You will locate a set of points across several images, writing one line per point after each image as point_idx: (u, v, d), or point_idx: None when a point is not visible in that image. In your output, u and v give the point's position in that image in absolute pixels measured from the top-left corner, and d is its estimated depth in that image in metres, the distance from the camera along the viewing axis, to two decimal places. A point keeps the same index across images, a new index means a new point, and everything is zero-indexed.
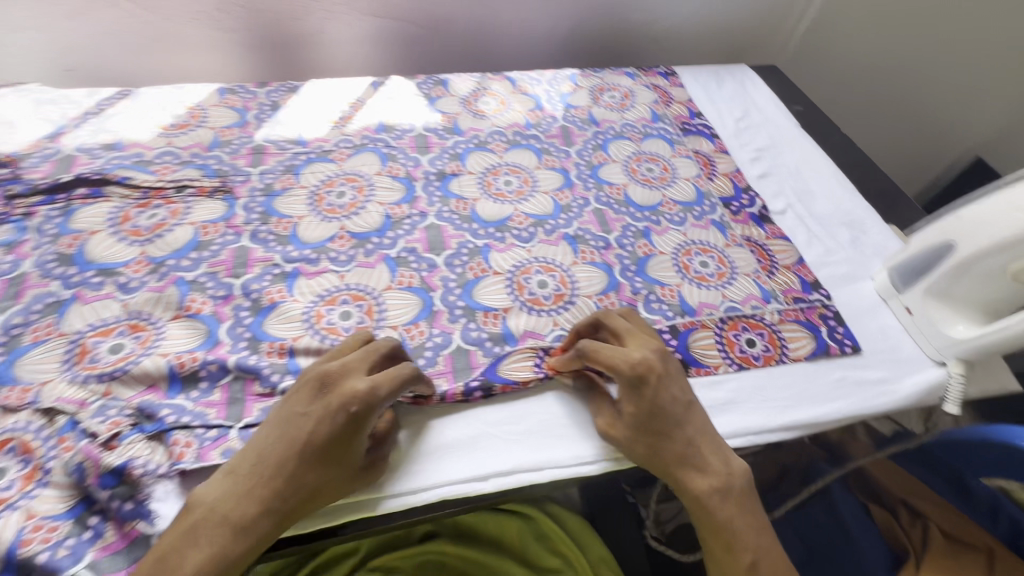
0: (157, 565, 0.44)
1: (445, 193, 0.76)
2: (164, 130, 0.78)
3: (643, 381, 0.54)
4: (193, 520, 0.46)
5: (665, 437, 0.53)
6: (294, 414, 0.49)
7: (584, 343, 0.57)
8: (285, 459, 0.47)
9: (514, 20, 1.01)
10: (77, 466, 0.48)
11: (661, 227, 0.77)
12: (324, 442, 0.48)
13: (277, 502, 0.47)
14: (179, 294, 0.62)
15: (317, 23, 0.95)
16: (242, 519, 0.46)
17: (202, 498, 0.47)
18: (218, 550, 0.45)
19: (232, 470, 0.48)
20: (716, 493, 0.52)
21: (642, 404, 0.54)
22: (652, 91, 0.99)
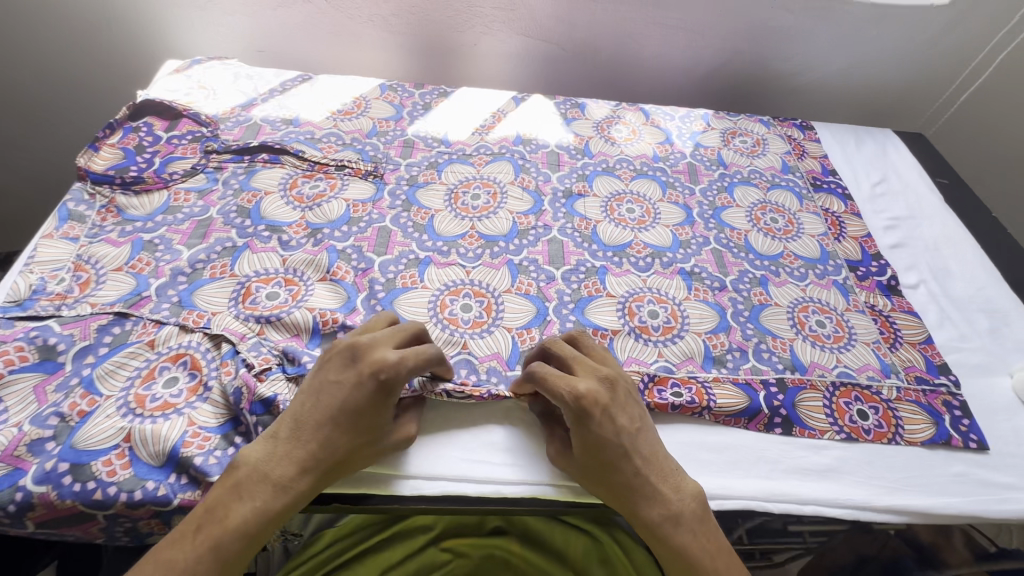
0: (206, 514, 0.48)
1: (569, 211, 0.80)
2: (333, 114, 0.87)
3: (587, 413, 0.53)
4: (238, 477, 0.50)
5: (607, 466, 0.53)
6: (327, 382, 0.53)
7: (534, 368, 0.56)
8: (322, 422, 0.51)
9: (655, 56, 1.04)
10: (235, 389, 0.55)
11: (779, 279, 0.76)
12: (359, 408, 0.52)
13: (314, 462, 0.51)
14: (328, 260, 0.68)
15: (474, 37, 1.03)
16: (283, 478, 0.50)
17: (246, 457, 0.50)
18: (259, 505, 0.49)
19: (274, 432, 0.52)
20: (668, 520, 0.53)
21: (584, 435, 0.53)
22: (785, 142, 0.97)
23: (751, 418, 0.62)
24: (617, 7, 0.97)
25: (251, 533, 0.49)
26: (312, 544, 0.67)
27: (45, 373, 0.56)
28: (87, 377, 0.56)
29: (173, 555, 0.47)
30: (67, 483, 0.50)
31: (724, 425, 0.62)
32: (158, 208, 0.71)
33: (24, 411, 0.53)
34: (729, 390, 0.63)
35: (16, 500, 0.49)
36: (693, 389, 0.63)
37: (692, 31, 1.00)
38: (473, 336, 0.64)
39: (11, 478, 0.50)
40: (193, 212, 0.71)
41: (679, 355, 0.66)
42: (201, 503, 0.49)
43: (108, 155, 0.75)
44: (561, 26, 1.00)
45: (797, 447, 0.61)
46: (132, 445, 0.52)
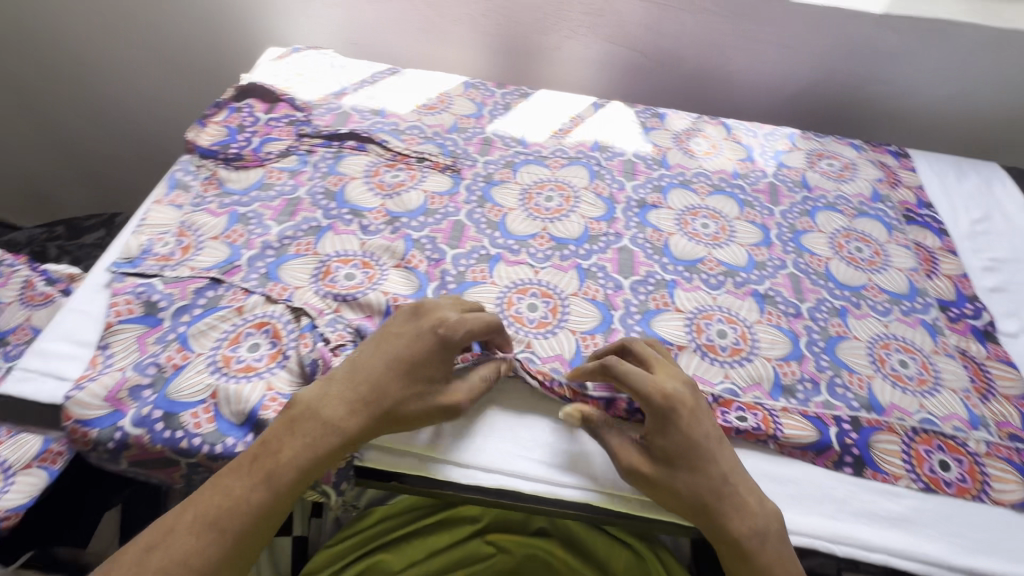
0: (262, 447, 0.51)
1: (642, 221, 0.79)
2: (418, 108, 0.90)
3: (675, 414, 0.53)
4: (294, 414, 0.52)
5: (694, 472, 0.53)
6: (390, 333, 0.57)
7: (613, 363, 0.55)
8: (378, 367, 0.54)
9: (742, 70, 1.01)
10: (311, 360, 0.58)
11: (860, 311, 0.72)
12: (415, 357, 0.55)
13: (365, 404, 0.53)
14: (404, 248, 0.71)
15: (558, 41, 1.04)
16: (333, 417, 0.52)
17: (302, 397, 0.53)
18: (311, 442, 0.51)
19: (331, 376, 0.55)
20: (755, 535, 0.51)
21: (674, 437, 0.53)
22: (877, 168, 0.92)
23: (819, 453, 0.59)
24: (708, 17, 0.95)
25: (302, 469, 0.51)
26: (361, 518, 0.70)
27: (146, 326, 0.61)
28: (182, 334, 0.60)
29: (231, 482, 0.50)
30: (158, 429, 0.54)
31: (789, 457, 0.60)
32: (253, 184, 0.76)
33: (127, 358, 0.58)
34: (797, 422, 0.61)
35: (115, 438, 0.54)
36: (759, 416, 0.61)
37: (785, 47, 0.97)
38: (537, 336, 0.65)
39: (111, 418, 0.54)
40: (284, 190, 0.76)
41: (746, 379, 0.64)
42: (259, 438, 0.52)
43: (214, 132, 0.81)
44: (647, 34, 0.99)
45: (867, 490, 0.58)
46: (217, 401, 0.56)
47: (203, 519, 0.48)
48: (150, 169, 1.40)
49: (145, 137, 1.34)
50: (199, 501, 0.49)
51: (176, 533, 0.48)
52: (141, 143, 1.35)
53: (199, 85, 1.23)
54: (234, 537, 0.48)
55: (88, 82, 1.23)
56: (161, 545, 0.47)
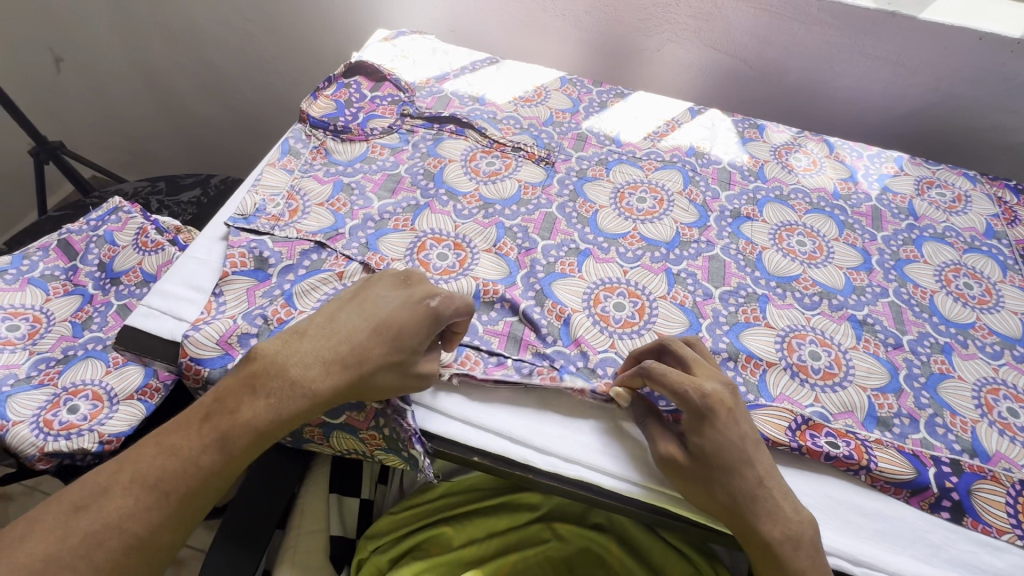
0: (216, 405, 0.51)
1: (735, 232, 0.77)
2: (516, 99, 0.92)
3: (712, 414, 0.52)
4: (254, 370, 0.51)
5: (730, 474, 0.52)
6: (373, 296, 0.55)
7: (648, 364, 0.55)
8: (358, 333, 0.53)
9: (851, 87, 0.97)
10: None
11: (967, 351, 0.68)
12: (400, 324, 0.53)
13: (337, 367, 0.52)
14: (496, 234, 0.72)
15: (659, 43, 1.03)
16: (301, 378, 0.51)
17: (264, 351, 0.52)
18: (273, 403, 0.51)
19: (300, 332, 0.53)
20: (788, 541, 0.50)
21: (710, 437, 0.52)
22: (993, 203, 0.86)
23: (915, 492, 0.56)
24: (825, 30, 0.91)
25: (259, 429, 0.50)
26: (423, 493, 0.72)
27: (256, 280, 0.65)
28: (288, 291, 0.64)
29: (178, 442, 0.49)
30: None
31: (881, 491, 0.57)
32: (357, 157, 0.79)
33: (238, 308, 0.62)
34: (893, 456, 0.58)
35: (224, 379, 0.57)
36: (852, 444, 0.58)
37: (904, 66, 0.92)
38: (622, 335, 0.65)
39: (221, 360, 0.58)
40: (385, 166, 0.79)
41: (838, 406, 0.61)
42: (212, 395, 0.52)
43: (323, 105, 0.85)
44: (755, 43, 0.97)
45: (963, 539, 0.55)
46: None
47: (142, 481, 0.48)
48: (256, 141, 1.50)
49: (251, 114, 1.43)
50: (139, 460, 0.49)
51: (112, 493, 0.47)
52: (249, 118, 1.45)
53: (303, 64, 1.29)
54: (179, 499, 0.48)
55: (208, 59, 1.32)
56: (92, 506, 0.46)
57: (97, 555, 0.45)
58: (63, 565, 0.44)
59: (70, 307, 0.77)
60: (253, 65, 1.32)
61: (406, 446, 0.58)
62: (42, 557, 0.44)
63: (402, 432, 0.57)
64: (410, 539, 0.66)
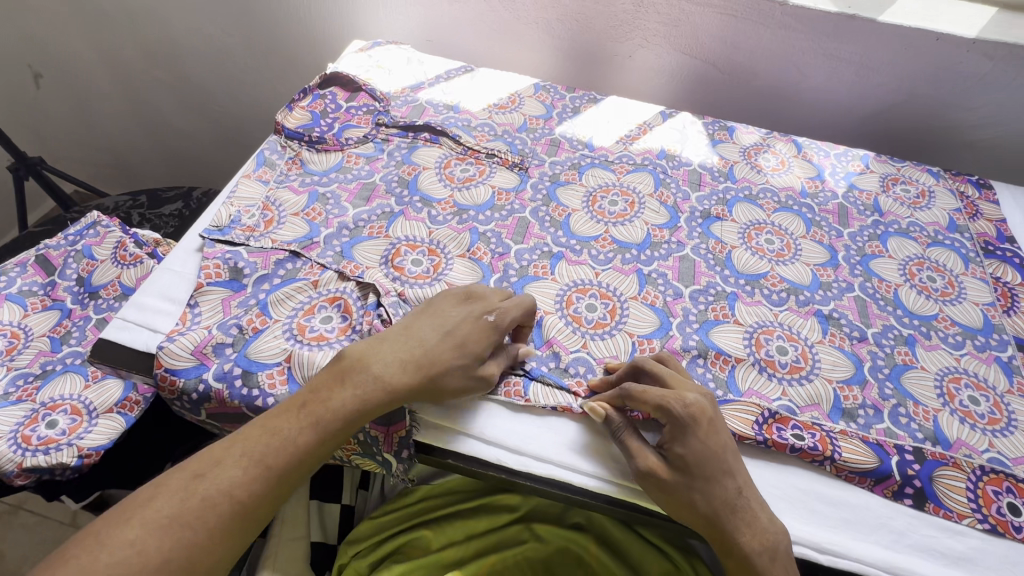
0: (310, 395, 0.53)
1: (705, 232, 0.79)
2: (490, 107, 0.93)
3: (694, 424, 0.54)
4: (344, 366, 0.54)
5: (710, 483, 0.53)
6: (442, 308, 0.60)
7: (631, 385, 0.56)
8: (431, 336, 0.57)
9: (817, 88, 1.00)
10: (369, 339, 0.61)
11: (930, 342, 0.70)
12: (467, 334, 0.58)
13: (415, 365, 0.55)
14: (470, 240, 0.74)
15: (630, 49, 1.05)
16: (384, 374, 0.54)
17: (352, 349, 0.55)
18: (359, 395, 0.53)
19: (381, 336, 0.57)
20: (765, 551, 0.52)
21: (693, 446, 0.53)
22: (956, 198, 0.89)
23: (878, 481, 0.58)
24: (788, 33, 0.94)
25: (347, 419, 0.52)
26: (403, 496, 0.72)
27: (231, 290, 0.65)
28: (263, 301, 0.64)
29: (279, 424, 0.52)
30: (237, 385, 0.58)
31: (846, 481, 0.59)
32: (333, 166, 0.81)
33: (213, 318, 0.63)
34: (857, 447, 0.59)
35: (199, 389, 0.58)
36: (817, 436, 0.60)
37: (867, 67, 0.94)
38: (594, 336, 0.66)
39: (196, 370, 0.58)
40: (360, 175, 0.80)
41: (805, 399, 0.63)
42: (306, 386, 0.54)
43: (299, 116, 0.86)
44: (722, 48, 0.99)
45: (925, 525, 0.57)
46: (291, 365, 0.59)
47: (251, 456, 0.50)
48: (237, 153, 1.51)
49: (232, 126, 1.44)
50: (248, 439, 0.51)
51: (225, 465, 0.49)
52: (230, 130, 1.45)
53: (281, 72, 1.30)
54: (280, 476, 0.50)
55: (189, 73, 1.33)
56: (209, 474, 0.49)
57: (208, 521, 0.47)
58: (183, 525, 0.46)
59: (49, 321, 0.77)
60: (233, 77, 1.33)
61: (379, 452, 0.60)
62: (168, 516, 0.46)
63: (377, 436, 0.59)
64: (388, 545, 0.66)
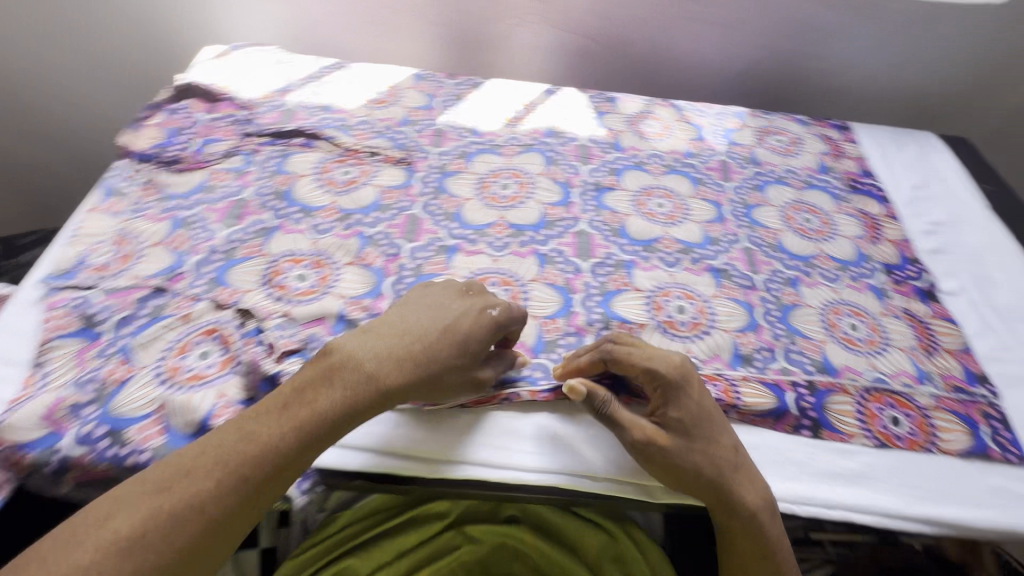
0: (295, 396, 0.51)
1: (599, 204, 0.79)
2: (367, 102, 0.89)
3: (687, 385, 0.56)
4: (332, 363, 0.53)
5: (711, 443, 0.54)
6: (439, 302, 0.59)
7: (612, 352, 0.58)
8: (430, 331, 0.56)
9: (691, 51, 1.03)
10: (251, 368, 0.56)
11: (811, 280, 0.75)
12: (466, 328, 0.57)
13: (410, 362, 0.54)
14: (358, 246, 0.70)
15: (508, 29, 1.03)
16: (376, 371, 0.53)
17: (341, 346, 0.54)
18: (349, 395, 0.51)
19: (370, 331, 0.56)
20: (766, 508, 0.54)
21: (689, 406, 0.55)
22: (822, 142, 0.95)
23: (778, 419, 0.61)
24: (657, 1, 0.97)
25: (335, 420, 0.50)
26: (326, 528, 0.67)
27: (85, 341, 0.58)
28: (125, 346, 0.57)
29: (258, 428, 0.49)
30: (102, 447, 0.51)
31: (751, 424, 0.61)
32: (196, 187, 0.73)
33: (65, 375, 0.55)
34: (756, 389, 0.62)
35: (54, 461, 0.50)
36: (720, 386, 0.62)
37: (731, 27, 0.99)
38: None
39: (50, 440, 0.51)
40: (228, 192, 0.73)
41: (706, 352, 0.65)
42: (290, 386, 0.52)
43: (150, 135, 0.78)
44: (597, 20, 1.00)
45: (823, 451, 0.60)
46: (167, 413, 0.53)
47: (225, 465, 0.47)
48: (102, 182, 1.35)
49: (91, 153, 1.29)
50: (221, 445, 0.48)
51: (195, 476, 0.46)
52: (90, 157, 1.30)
53: (135, 86, 1.17)
54: (257, 485, 0.47)
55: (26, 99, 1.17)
56: (175, 486, 0.45)
57: (176, 539, 0.44)
58: (145, 546, 0.43)
59: None
60: (84, 98, 1.18)
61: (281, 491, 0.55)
62: (127, 537, 0.43)
63: None
64: None
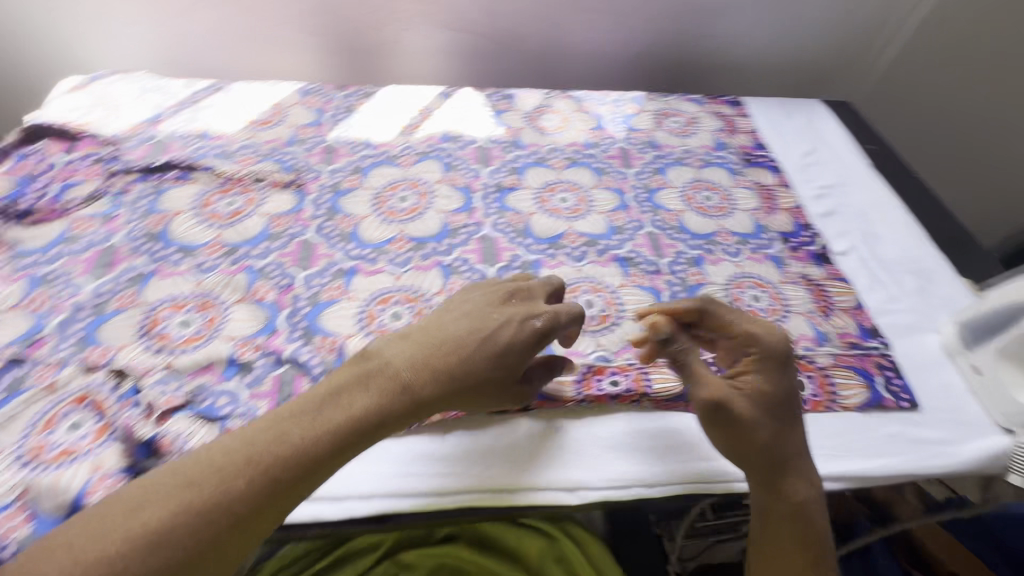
0: (330, 399, 0.46)
1: (502, 206, 0.78)
2: (248, 125, 0.83)
3: (783, 358, 0.55)
4: (370, 367, 0.48)
5: (785, 421, 0.53)
6: (484, 309, 0.53)
7: (713, 310, 0.58)
8: (468, 341, 0.50)
9: (584, 39, 1.03)
10: (128, 433, 0.52)
11: (714, 257, 0.76)
12: (507, 339, 0.51)
13: (446, 374, 0.49)
14: (247, 280, 0.65)
15: (395, 33, 1.00)
16: (411, 381, 0.48)
17: (382, 352, 0.50)
18: (385, 405, 0.47)
19: (406, 337, 0.51)
20: (814, 499, 0.52)
21: (779, 381, 0.54)
22: (716, 119, 0.98)
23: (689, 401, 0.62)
24: None
25: (369, 429, 0.46)
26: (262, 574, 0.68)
27: None
28: None
29: (292, 432, 0.44)
30: None
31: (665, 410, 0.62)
32: (55, 239, 0.67)
33: None
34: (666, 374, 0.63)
35: None
36: (631, 376, 0.62)
37: (618, 14, 0.99)
38: None
39: None
40: (95, 240, 0.67)
41: (617, 343, 0.65)
42: (323, 387, 0.47)
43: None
44: (485, 17, 0.98)
45: None
46: (33, 498, 0.48)
47: (257, 464, 0.42)
48: None
49: None
50: (257, 444, 0.43)
51: (225, 474, 0.41)
52: None
53: None
54: (283, 490, 0.42)
55: None
56: (205, 481, 0.41)
57: (202, 535, 0.39)
58: (171, 541, 0.39)
59: None
60: None
61: None
62: (155, 531, 0.39)
63: None
64: None
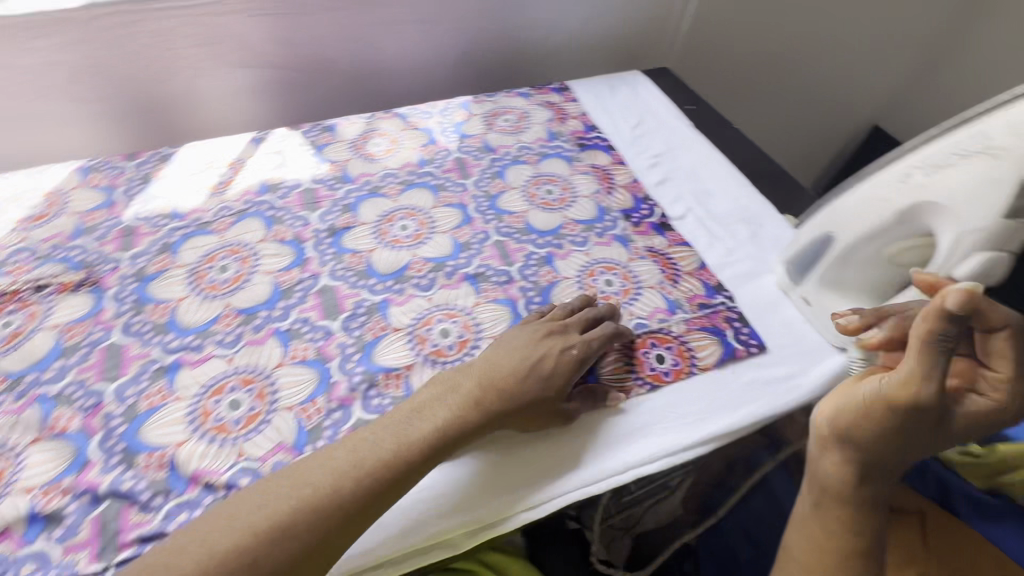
0: (414, 411, 0.55)
1: (338, 249, 0.73)
2: (18, 225, 0.72)
3: (997, 408, 0.50)
4: (443, 386, 0.57)
5: (935, 444, 0.52)
6: (535, 337, 0.61)
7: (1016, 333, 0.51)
8: (521, 367, 0.58)
9: (399, 52, 0.99)
10: None
11: (564, 251, 0.77)
12: (553, 365, 0.60)
13: (506, 398, 0.57)
14: (41, 413, 0.56)
15: (186, 82, 0.90)
16: (477, 399, 0.56)
17: (454, 374, 0.58)
18: (453, 420, 0.55)
19: (469, 365, 0.59)
20: (874, 505, 0.54)
21: (965, 421, 0.51)
22: (546, 109, 0.99)
23: None
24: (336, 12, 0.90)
25: (441, 440, 0.54)
26: None
27: None
28: None
29: (387, 442, 0.52)
30: None
31: None
32: None
33: None
34: None
35: None
36: None
37: (426, 21, 0.96)
38: (247, 437, 0.56)
39: None
40: None
41: None
42: (409, 404, 0.56)
43: None
44: (285, 48, 0.91)
45: (604, 417, 0.62)
46: None
47: (361, 462, 0.50)
48: None
49: None
50: (364, 445, 0.51)
51: (334, 464, 0.50)
52: None
53: None
54: (375, 493, 0.49)
55: None
56: (319, 475, 0.49)
57: (314, 521, 0.46)
58: (293, 526, 0.46)
59: None
60: None
61: None
62: (280, 520, 0.45)
63: None
64: None
